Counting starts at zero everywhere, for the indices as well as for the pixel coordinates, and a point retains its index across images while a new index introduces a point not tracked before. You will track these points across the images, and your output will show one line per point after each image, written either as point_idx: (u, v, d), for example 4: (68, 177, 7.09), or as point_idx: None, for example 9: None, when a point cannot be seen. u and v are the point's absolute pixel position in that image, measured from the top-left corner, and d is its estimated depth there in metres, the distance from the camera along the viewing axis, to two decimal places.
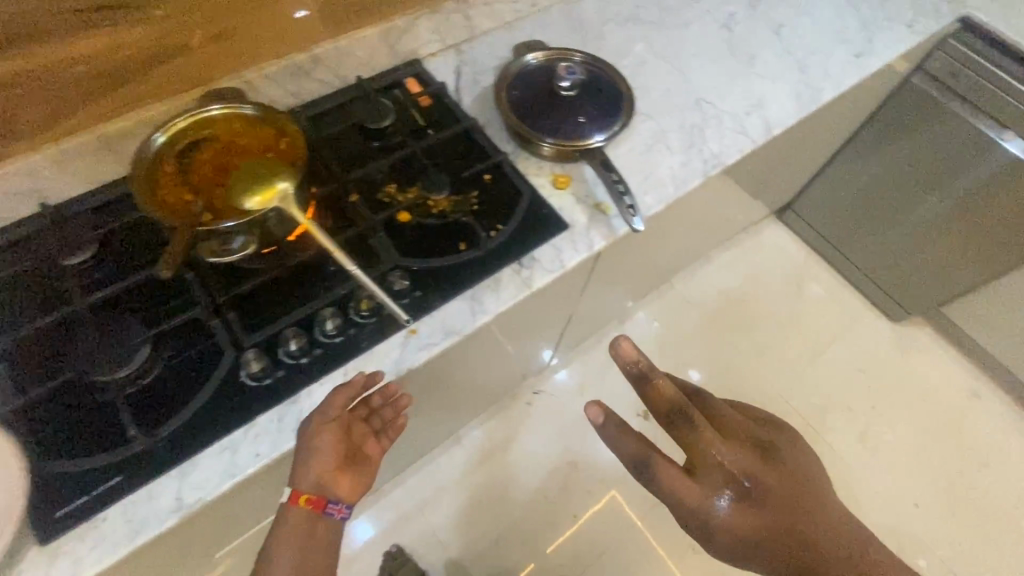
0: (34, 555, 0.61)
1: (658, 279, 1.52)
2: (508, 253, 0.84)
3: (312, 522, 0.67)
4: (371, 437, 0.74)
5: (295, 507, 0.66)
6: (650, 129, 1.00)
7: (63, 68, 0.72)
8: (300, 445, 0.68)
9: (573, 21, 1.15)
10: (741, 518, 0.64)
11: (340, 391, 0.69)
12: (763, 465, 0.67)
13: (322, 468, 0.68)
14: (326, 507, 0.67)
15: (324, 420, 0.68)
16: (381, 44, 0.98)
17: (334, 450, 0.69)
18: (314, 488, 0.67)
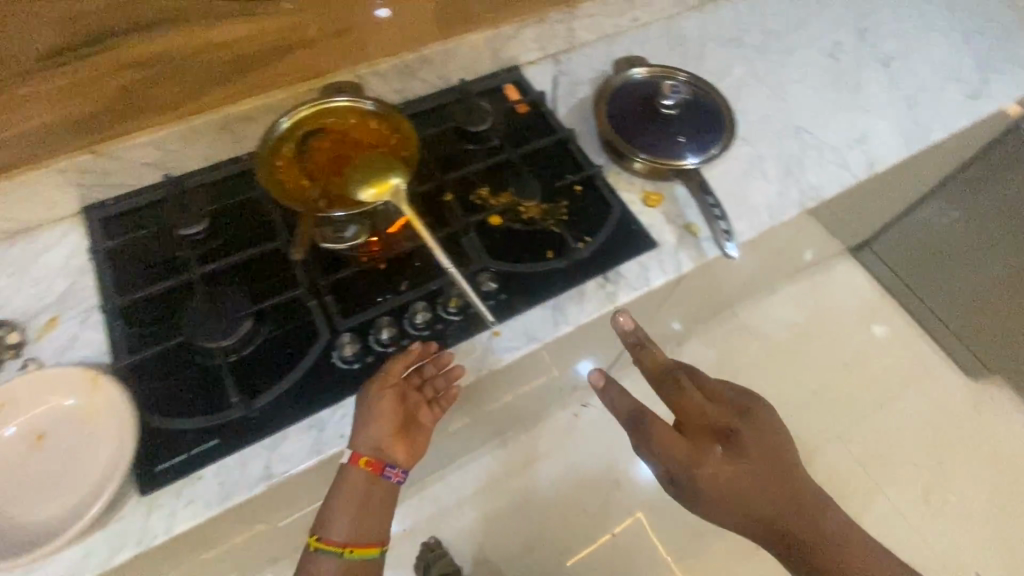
0: (133, 504, 0.64)
1: (723, 305, 1.48)
2: (595, 266, 0.83)
3: (368, 485, 0.68)
4: (425, 404, 0.73)
5: (353, 469, 0.67)
6: (747, 154, 0.98)
7: (201, 52, 0.76)
8: (359, 410, 0.69)
9: (673, 40, 1.14)
10: (723, 477, 0.69)
11: (396, 359, 0.71)
12: (744, 433, 0.72)
13: (377, 433, 0.68)
14: (384, 471, 0.68)
15: (383, 387, 0.70)
16: (486, 49, 0.99)
17: (389, 416, 0.69)
18: (372, 451, 0.68)
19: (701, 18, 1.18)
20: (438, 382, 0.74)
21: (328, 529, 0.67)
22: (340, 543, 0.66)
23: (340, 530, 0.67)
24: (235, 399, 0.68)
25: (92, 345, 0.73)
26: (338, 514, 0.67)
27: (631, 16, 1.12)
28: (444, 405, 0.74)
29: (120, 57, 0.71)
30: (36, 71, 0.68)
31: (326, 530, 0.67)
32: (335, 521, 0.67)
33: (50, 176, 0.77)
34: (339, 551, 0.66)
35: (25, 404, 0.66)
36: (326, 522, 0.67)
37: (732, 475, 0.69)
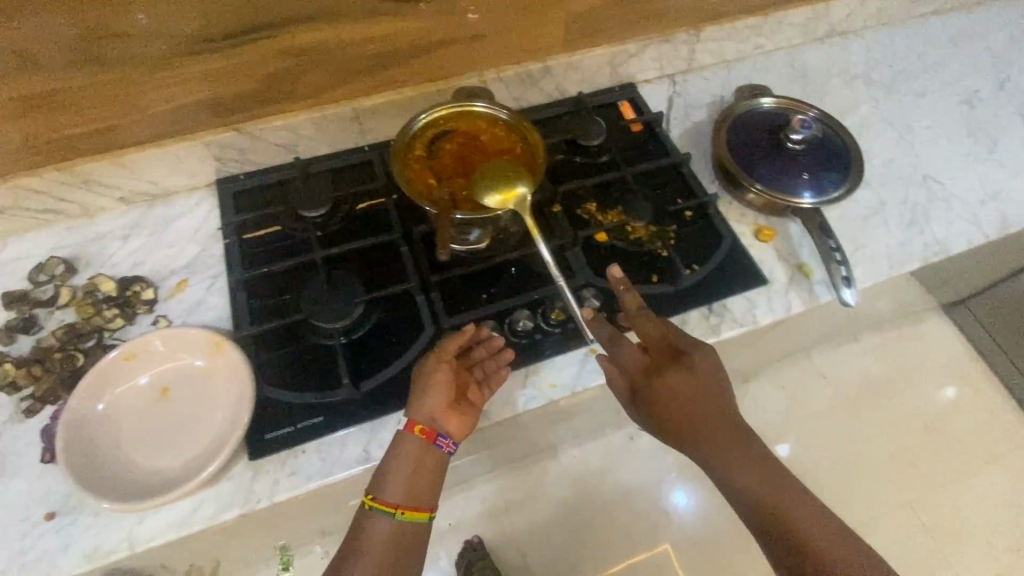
0: (241, 467, 0.67)
1: (803, 346, 1.41)
2: (701, 296, 0.82)
3: (422, 450, 0.67)
4: (474, 386, 0.71)
5: (409, 436, 0.67)
6: (869, 198, 0.94)
7: (348, 46, 0.80)
8: (416, 382, 0.70)
9: (795, 71, 1.10)
10: (659, 397, 0.69)
11: (452, 337, 0.71)
12: (700, 371, 0.69)
13: (428, 401, 0.68)
14: (436, 439, 0.68)
15: (439, 360, 0.70)
16: (607, 64, 0.99)
17: (441, 386, 0.68)
18: (426, 420, 0.68)
19: (827, 51, 1.13)
20: (488, 365, 0.72)
21: (384, 489, 0.66)
22: (394, 504, 0.66)
23: (394, 490, 0.66)
24: (345, 382, 0.71)
25: (215, 310, 0.78)
26: (389, 472, 0.67)
27: (755, 43, 1.09)
28: (490, 389, 0.71)
29: (278, 45, 0.77)
30: (204, 51, 0.74)
31: (378, 488, 0.66)
32: (391, 481, 0.66)
33: (196, 148, 0.83)
34: (392, 511, 0.66)
35: (155, 358, 0.71)
36: (382, 482, 0.67)
37: (673, 404, 0.68)
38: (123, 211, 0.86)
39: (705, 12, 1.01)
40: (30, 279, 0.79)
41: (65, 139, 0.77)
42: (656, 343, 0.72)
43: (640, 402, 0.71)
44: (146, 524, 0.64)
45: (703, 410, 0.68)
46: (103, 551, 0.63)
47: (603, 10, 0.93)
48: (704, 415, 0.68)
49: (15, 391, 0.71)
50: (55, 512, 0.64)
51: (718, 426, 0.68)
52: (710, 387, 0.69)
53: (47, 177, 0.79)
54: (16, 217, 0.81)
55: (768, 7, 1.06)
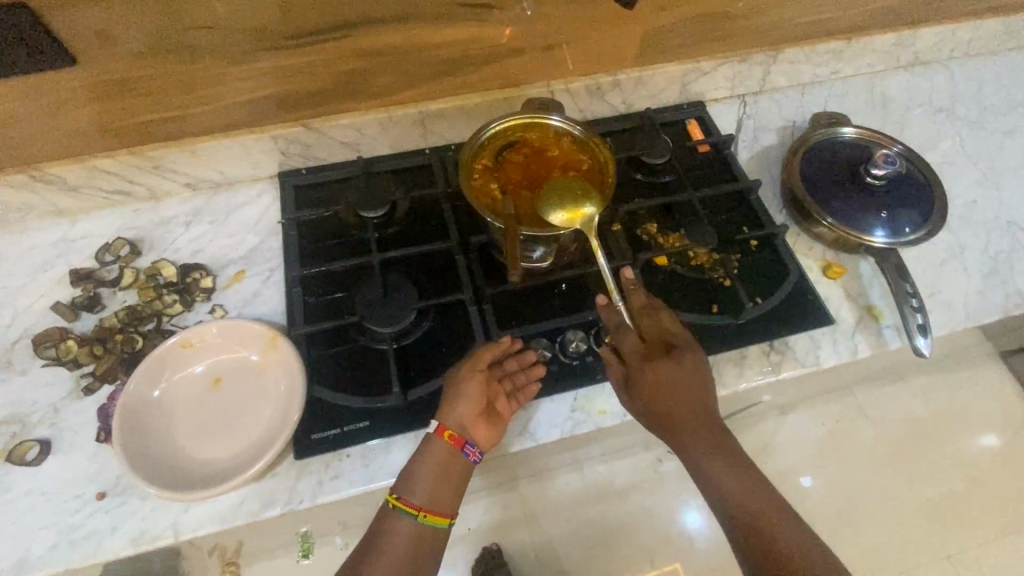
0: (286, 465, 0.68)
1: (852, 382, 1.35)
2: (763, 331, 0.78)
3: (449, 456, 0.66)
4: (504, 397, 0.70)
5: (438, 440, 0.66)
6: (947, 242, 0.88)
7: (422, 50, 0.80)
8: (450, 388, 0.69)
9: (874, 99, 1.05)
10: (657, 385, 0.67)
11: (489, 346, 0.70)
12: (696, 366, 0.69)
13: (459, 407, 0.67)
14: (463, 447, 0.66)
15: (474, 369, 0.69)
16: (678, 81, 0.96)
17: (472, 394, 0.67)
18: (456, 426, 0.67)
19: (910, 80, 1.08)
20: (517, 378, 0.71)
21: (410, 490, 0.65)
22: (418, 506, 0.65)
23: (419, 492, 0.65)
24: (395, 389, 0.70)
25: (270, 304, 0.78)
26: (413, 471, 0.66)
27: (835, 67, 1.04)
28: (517, 402, 0.70)
29: (353, 45, 0.77)
30: (281, 47, 0.74)
31: (402, 488, 0.65)
32: (418, 483, 0.65)
33: (263, 141, 0.84)
34: (416, 513, 0.65)
35: (211, 348, 0.72)
36: (408, 482, 0.65)
37: (660, 391, 0.67)
38: (188, 197, 0.88)
39: (785, 33, 0.97)
40: (97, 258, 0.81)
41: (141, 125, 0.78)
42: (653, 331, 0.72)
43: (635, 391, 0.68)
44: (191, 514, 0.65)
45: (689, 401, 0.67)
46: (149, 536, 0.64)
47: (680, 26, 0.90)
48: (690, 406, 0.67)
49: (77, 368, 0.73)
50: (105, 493, 0.66)
51: (700, 419, 0.67)
52: (703, 383, 0.68)
53: (121, 160, 0.80)
54: (88, 196, 0.83)
55: (853, 30, 1.01)
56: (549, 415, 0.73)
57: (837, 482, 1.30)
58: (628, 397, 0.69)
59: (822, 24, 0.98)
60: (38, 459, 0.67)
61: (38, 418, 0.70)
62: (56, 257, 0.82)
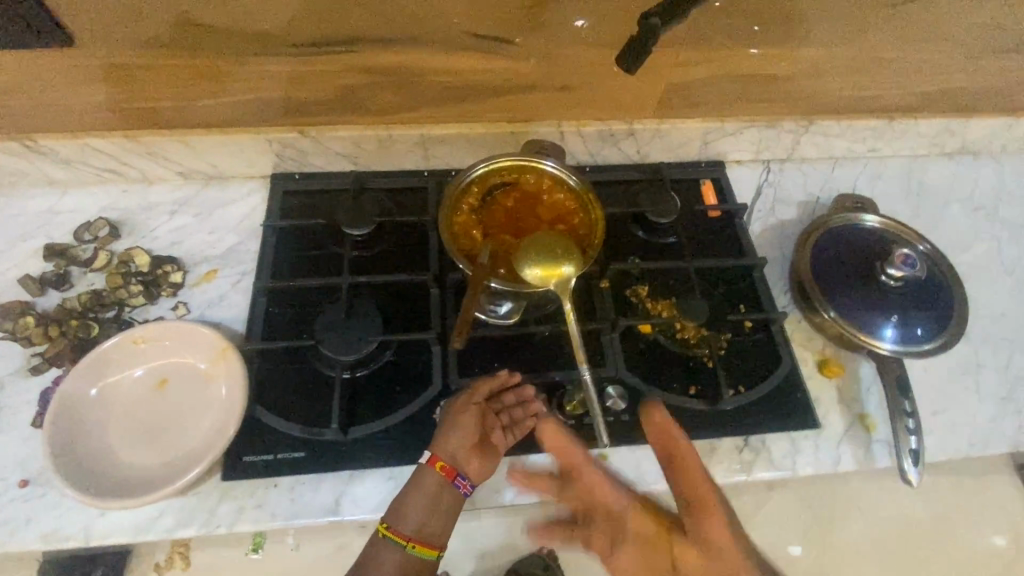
0: (212, 485, 0.65)
1: None
2: (739, 425, 0.73)
3: (439, 489, 0.63)
4: (498, 429, 0.67)
5: (429, 470, 0.63)
6: (963, 357, 0.81)
7: (429, 74, 0.78)
8: (443, 420, 0.67)
9: (910, 185, 0.97)
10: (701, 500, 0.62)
11: (485, 380, 0.68)
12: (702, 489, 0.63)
13: (452, 437, 0.65)
14: (454, 478, 0.63)
15: (469, 401, 0.67)
16: (698, 139, 0.91)
17: (467, 425, 0.65)
18: (448, 457, 0.64)
19: (954, 169, 1.00)
20: (513, 412, 0.69)
21: (401, 517, 0.62)
22: (407, 536, 0.62)
23: (410, 521, 0.62)
24: (333, 425, 0.67)
25: (234, 310, 0.77)
26: (404, 498, 0.63)
27: (872, 145, 0.97)
28: (512, 436, 0.67)
29: (358, 60, 0.75)
30: (283, 53, 0.73)
31: (393, 515, 0.62)
32: (408, 510, 0.62)
33: (259, 142, 0.82)
34: (405, 544, 0.61)
35: (161, 349, 0.70)
36: (398, 510, 0.63)
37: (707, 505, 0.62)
38: (178, 185, 0.86)
39: (822, 104, 0.91)
40: (75, 234, 0.80)
41: (139, 110, 0.77)
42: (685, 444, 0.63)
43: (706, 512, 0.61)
44: (106, 519, 0.63)
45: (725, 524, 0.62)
46: (60, 534, 0.62)
47: (709, 84, 0.85)
48: None
49: (30, 345, 0.72)
50: (29, 481, 0.64)
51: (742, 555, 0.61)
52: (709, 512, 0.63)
53: (114, 141, 0.79)
54: (79, 171, 0.82)
55: (898, 110, 0.93)
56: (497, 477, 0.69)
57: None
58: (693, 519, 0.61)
59: (863, 99, 0.91)
60: None
61: None
62: (37, 227, 0.81)
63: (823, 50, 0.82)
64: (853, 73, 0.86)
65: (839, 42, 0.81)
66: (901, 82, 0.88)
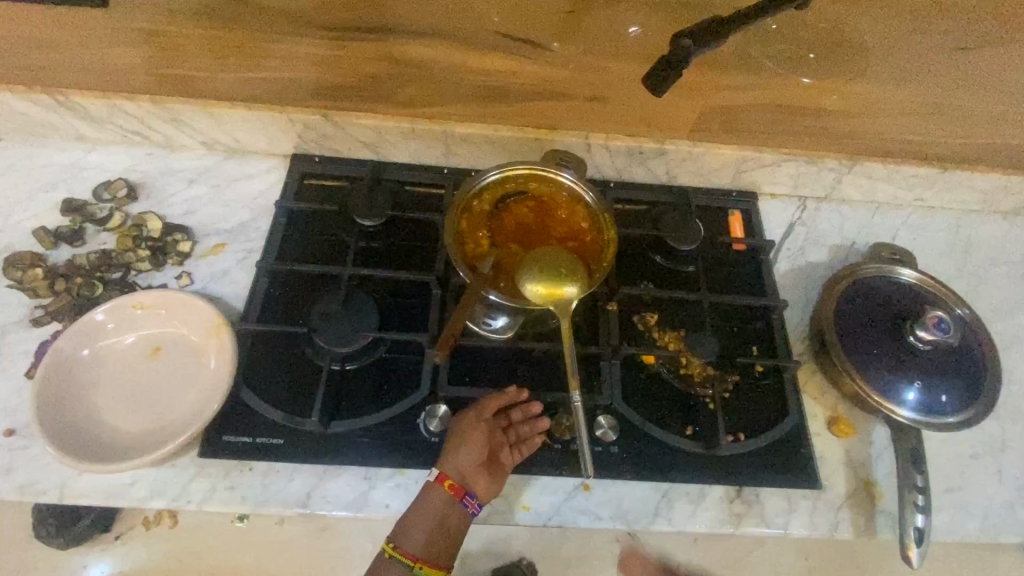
0: (188, 459, 0.65)
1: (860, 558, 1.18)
2: (734, 473, 0.69)
3: (446, 507, 0.61)
4: (506, 447, 0.65)
5: (437, 488, 0.62)
6: (989, 435, 0.75)
7: (458, 71, 0.76)
8: (451, 436, 0.65)
9: (956, 242, 0.91)
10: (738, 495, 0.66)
11: (493, 396, 0.67)
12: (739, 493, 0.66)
13: (461, 455, 0.63)
14: (462, 497, 0.62)
15: (477, 418, 0.65)
16: (731, 168, 0.86)
17: (476, 443, 0.63)
18: (456, 475, 0.62)
19: (1007, 230, 0.93)
20: (521, 429, 0.66)
21: (405, 537, 0.61)
22: (413, 557, 0.61)
23: (416, 543, 0.61)
24: (314, 417, 0.66)
25: (236, 286, 0.77)
26: (412, 519, 0.62)
27: (920, 194, 0.90)
28: (518, 453, 0.65)
29: (386, 50, 0.73)
30: (313, 35, 0.72)
31: (402, 538, 0.61)
32: (413, 531, 0.61)
33: (281, 120, 0.81)
34: (411, 564, 0.61)
35: (156, 317, 0.70)
36: (404, 529, 0.61)
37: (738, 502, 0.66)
38: (200, 154, 0.87)
39: (870, 145, 0.85)
40: (95, 192, 0.81)
41: (167, 77, 0.77)
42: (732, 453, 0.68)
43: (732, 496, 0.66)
44: (82, 479, 0.64)
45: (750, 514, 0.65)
46: (36, 488, 0.63)
47: (749, 111, 0.80)
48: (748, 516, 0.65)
49: (36, 297, 0.74)
50: (14, 431, 0.65)
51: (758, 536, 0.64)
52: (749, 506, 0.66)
53: (141, 105, 0.79)
54: (107, 130, 0.83)
55: (952, 160, 0.87)
56: None
57: None
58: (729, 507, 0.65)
59: (916, 145, 0.85)
60: None
61: None
62: (59, 180, 0.83)
63: (878, 88, 0.76)
64: (908, 117, 0.80)
65: (896, 82, 0.75)
66: (961, 131, 0.82)
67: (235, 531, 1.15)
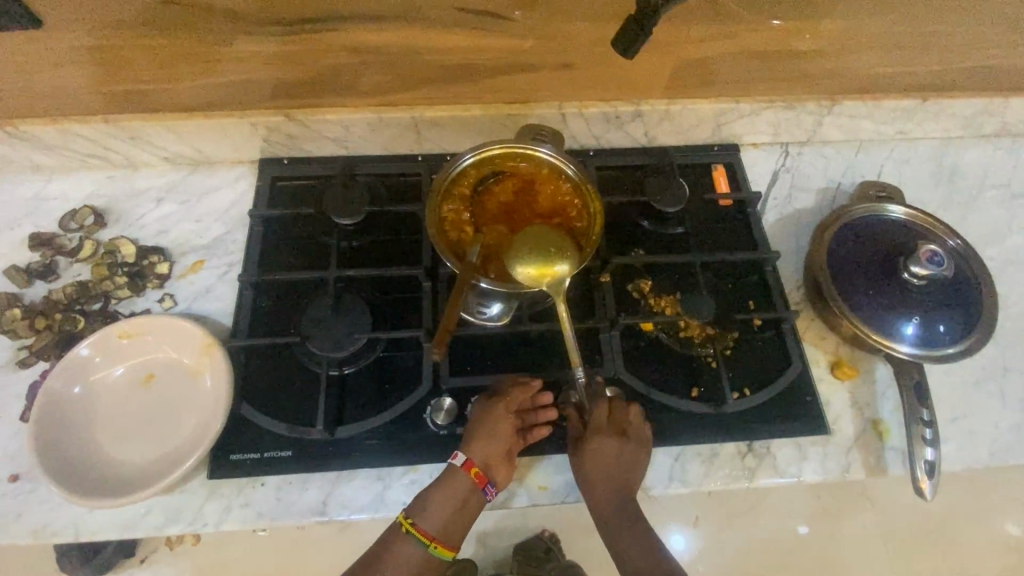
0: (198, 482, 0.65)
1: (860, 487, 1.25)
2: (744, 429, 0.69)
3: (469, 494, 0.62)
4: (522, 434, 0.65)
5: (461, 475, 0.62)
6: (989, 360, 0.76)
7: (420, 53, 0.73)
8: (475, 423, 0.64)
9: (941, 171, 0.90)
10: (598, 456, 0.63)
11: (517, 386, 0.66)
12: (601, 454, 0.63)
13: (489, 443, 0.63)
14: (485, 485, 0.62)
15: (505, 408, 0.64)
16: (710, 122, 0.85)
17: (504, 432, 0.63)
18: (481, 463, 0.62)
19: (989, 152, 0.92)
20: (535, 416, 0.66)
21: (425, 515, 0.61)
22: (430, 536, 0.61)
23: (434, 521, 0.61)
24: (319, 425, 0.65)
25: (222, 302, 0.75)
26: (433, 497, 0.62)
27: (902, 127, 0.89)
28: (529, 440, 0.65)
29: (341, 40, 0.70)
30: (262, 33, 0.68)
31: (421, 515, 0.61)
32: (433, 511, 0.61)
33: (243, 126, 0.78)
34: (427, 543, 0.61)
35: (143, 345, 0.68)
36: (424, 507, 0.61)
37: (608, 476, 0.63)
38: (165, 171, 0.84)
39: (848, 82, 0.83)
40: (61, 223, 0.79)
41: (117, 93, 0.74)
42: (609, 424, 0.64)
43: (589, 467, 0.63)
44: (95, 515, 0.63)
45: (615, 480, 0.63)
46: (50, 529, 0.63)
47: (724, 61, 0.78)
48: (608, 482, 0.63)
49: (17, 339, 0.72)
50: (18, 476, 0.64)
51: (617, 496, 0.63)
52: (623, 476, 0.63)
53: (94, 126, 0.76)
54: (63, 157, 0.80)
55: (932, 88, 0.85)
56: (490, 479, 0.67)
57: (840, 566, 1.16)
58: (591, 477, 0.63)
59: (894, 77, 0.83)
60: None
61: None
62: (22, 216, 0.80)
63: (852, 24, 0.74)
64: (885, 50, 0.78)
65: (871, 14, 0.73)
66: (940, 58, 0.80)
67: (259, 540, 1.17)
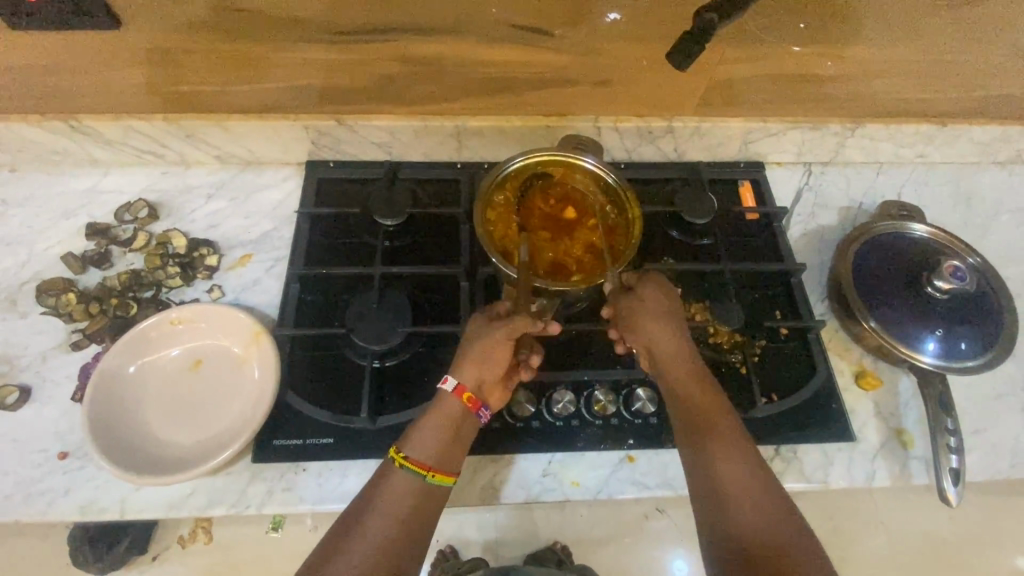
0: (241, 466, 0.67)
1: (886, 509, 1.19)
2: (772, 433, 0.71)
3: (462, 419, 0.62)
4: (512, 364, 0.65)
5: (454, 400, 0.62)
6: (1011, 377, 0.78)
7: (468, 65, 0.77)
8: (472, 347, 0.62)
9: (959, 194, 0.94)
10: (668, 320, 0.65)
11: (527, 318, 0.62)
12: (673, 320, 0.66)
13: (480, 366, 0.62)
14: (479, 409, 0.63)
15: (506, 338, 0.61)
16: (738, 139, 0.88)
17: (501, 362, 0.62)
18: (473, 386, 0.62)
19: (1006, 178, 0.96)
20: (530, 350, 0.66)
21: (417, 446, 0.59)
22: (428, 465, 0.59)
23: (428, 449, 0.59)
24: (363, 413, 0.67)
25: (269, 294, 0.78)
26: (425, 431, 0.61)
27: (922, 151, 0.93)
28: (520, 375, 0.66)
29: (395, 49, 0.74)
30: (321, 40, 0.72)
31: (417, 449, 0.59)
32: (425, 439, 0.60)
33: (294, 128, 0.82)
34: (424, 473, 0.58)
35: (195, 331, 0.71)
36: (414, 438, 0.60)
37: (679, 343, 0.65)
38: (215, 168, 0.87)
39: (872, 107, 0.87)
40: (116, 215, 0.82)
41: (178, 94, 0.78)
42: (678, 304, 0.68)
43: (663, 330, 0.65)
44: (140, 494, 0.65)
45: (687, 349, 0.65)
46: (97, 506, 0.64)
47: (753, 82, 0.82)
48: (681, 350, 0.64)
49: (72, 322, 0.74)
50: (68, 454, 0.67)
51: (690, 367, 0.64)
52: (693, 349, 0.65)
53: (154, 124, 0.80)
54: (121, 152, 0.84)
55: (951, 115, 0.89)
56: (521, 474, 0.69)
57: None
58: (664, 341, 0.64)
59: (916, 104, 0.87)
60: (15, 406, 0.68)
61: (26, 363, 0.72)
62: (79, 206, 0.83)
63: (878, 51, 0.78)
64: (908, 77, 0.82)
65: (896, 43, 0.77)
66: (959, 87, 0.84)
67: (274, 539, 1.17)
